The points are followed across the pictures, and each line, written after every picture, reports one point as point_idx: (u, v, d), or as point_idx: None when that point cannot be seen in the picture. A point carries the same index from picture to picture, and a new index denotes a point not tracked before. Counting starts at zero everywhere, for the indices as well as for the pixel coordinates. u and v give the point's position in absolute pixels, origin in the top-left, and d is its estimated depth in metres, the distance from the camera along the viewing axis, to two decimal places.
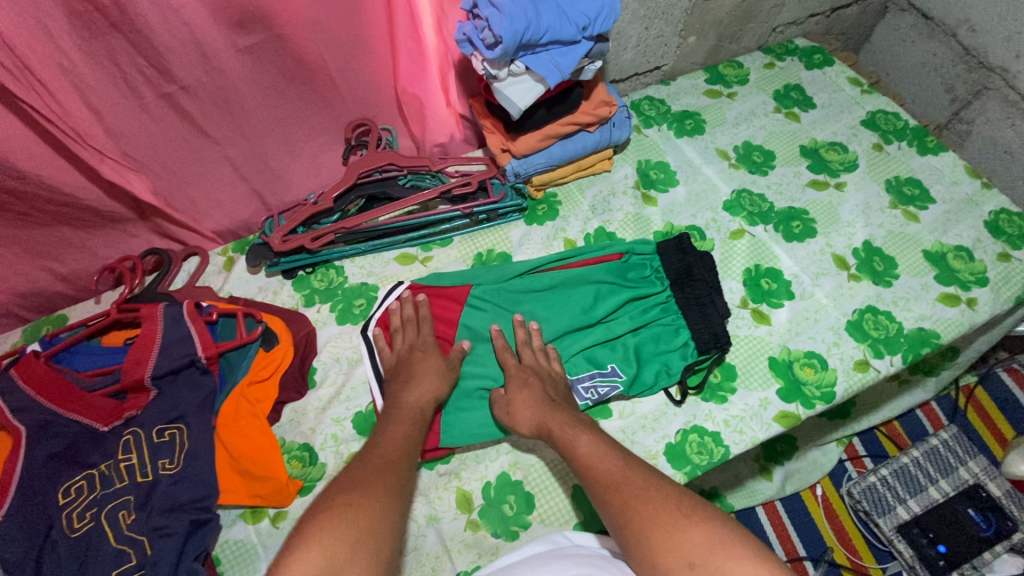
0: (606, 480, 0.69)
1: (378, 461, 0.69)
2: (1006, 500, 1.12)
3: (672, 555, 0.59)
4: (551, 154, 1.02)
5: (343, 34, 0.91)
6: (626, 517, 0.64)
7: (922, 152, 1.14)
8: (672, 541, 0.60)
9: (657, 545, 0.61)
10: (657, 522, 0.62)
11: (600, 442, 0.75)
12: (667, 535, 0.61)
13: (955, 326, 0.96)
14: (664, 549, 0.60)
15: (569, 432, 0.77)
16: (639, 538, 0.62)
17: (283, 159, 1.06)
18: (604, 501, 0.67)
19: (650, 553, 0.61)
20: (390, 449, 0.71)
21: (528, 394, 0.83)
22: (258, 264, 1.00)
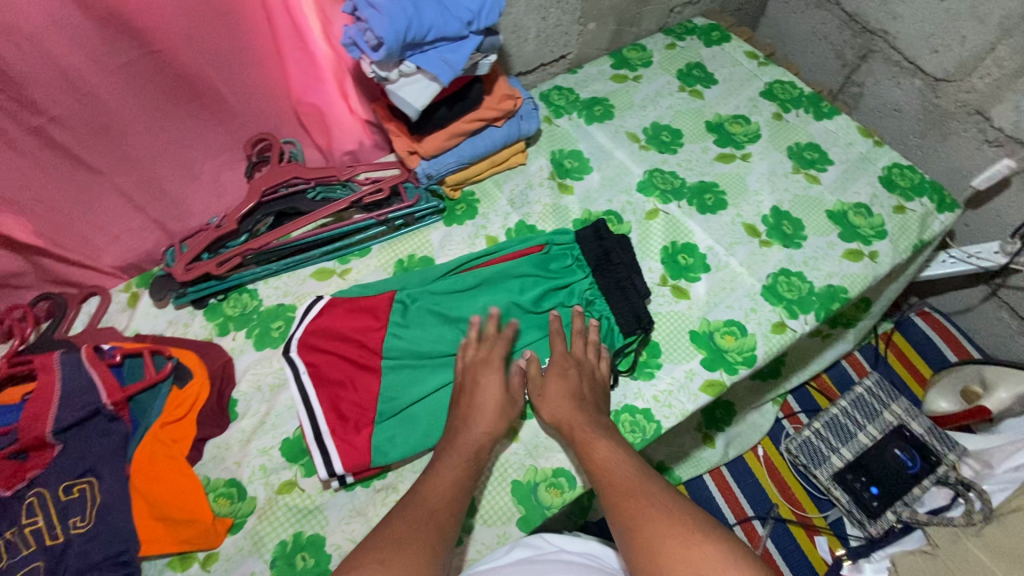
0: (620, 487, 0.72)
1: (419, 516, 0.69)
2: (930, 436, 1.18)
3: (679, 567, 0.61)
4: (461, 152, 1.01)
5: (224, 47, 0.87)
6: (636, 523, 0.67)
7: (818, 117, 1.19)
8: (683, 553, 0.62)
9: (665, 553, 0.63)
10: (670, 534, 0.64)
11: (617, 448, 0.78)
12: (679, 546, 0.63)
13: (861, 279, 1.00)
14: (673, 558, 0.62)
15: (590, 435, 0.80)
16: (649, 548, 0.64)
17: (181, 183, 1.00)
18: (615, 505, 0.70)
19: (660, 564, 0.63)
20: (436, 497, 0.72)
21: (559, 384, 0.85)
22: (164, 297, 0.95)
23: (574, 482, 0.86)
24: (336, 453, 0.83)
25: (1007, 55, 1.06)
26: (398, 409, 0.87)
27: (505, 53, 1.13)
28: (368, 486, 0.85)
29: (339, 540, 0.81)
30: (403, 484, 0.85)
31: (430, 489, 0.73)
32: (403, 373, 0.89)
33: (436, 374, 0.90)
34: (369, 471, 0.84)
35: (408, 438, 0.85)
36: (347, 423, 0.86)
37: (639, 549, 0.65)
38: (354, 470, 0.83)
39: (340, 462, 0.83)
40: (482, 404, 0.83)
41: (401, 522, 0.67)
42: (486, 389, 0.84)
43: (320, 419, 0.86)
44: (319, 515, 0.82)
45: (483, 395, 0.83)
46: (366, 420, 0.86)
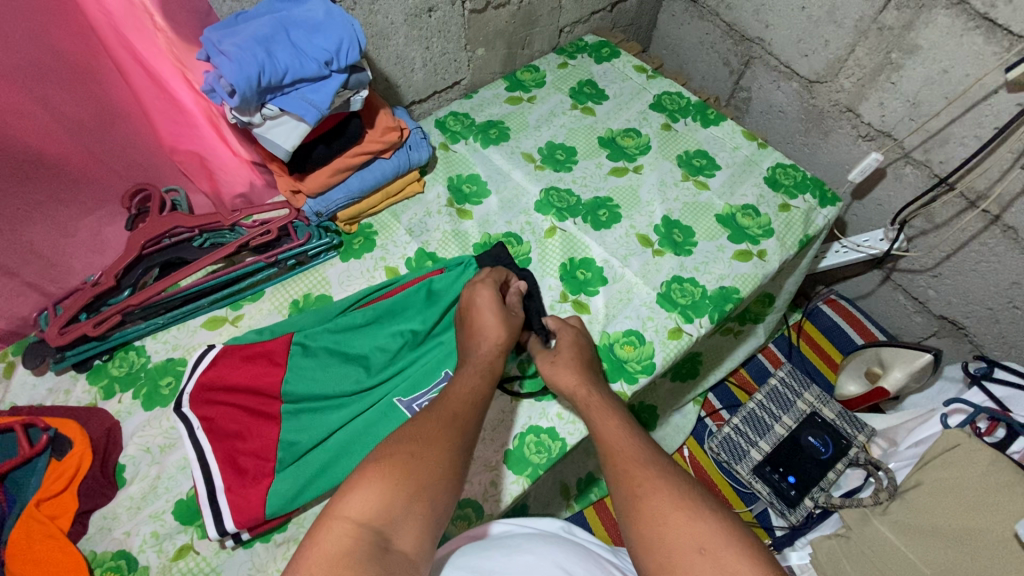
0: (628, 457, 0.69)
1: (445, 416, 0.69)
2: (841, 420, 1.23)
3: (682, 543, 0.59)
4: (350, 188, 1.01)
5: (83, 106, 0.85)
6: (642, 493, 0.64)
7: (705, 125, 1.24)
8: (687, 527, 0.60)
9: (669, 526, 0.60)
10: (677, 509, 0.61)
11: (626, 420, 0.76)
12: (686, 520, 0.60)
13: (751, 278, 1.04)
14: (678, 530, 0.60)
15: (600, 403, 0.79)
16: (654, 518, 0.61)
17: (56, 244, 0.95)
18: (621, 474, 0.68)
19: (662, 533, 0.60)
20: (455, 403, 0.71)
21: (572, 354, 0.86)
22: (41, 362, 0.90)
23: (481, 511, 0.86)
24: (228, 509, 0.79)
25: (865, 55, 1.12)
26: (296, 455, 0.84)
27: (393, 84, 1.13)
28: (268, 541, 0.83)
29: None
30: (305, 535, 0.83)
31: (452, 394, 0.73)
32: (299, 420, 0.86)
33: (331, 417, 0.87)
34: (268, 526, 0.82)
35: (302, 486, 0.82)
36: (245, 475, 0.82)
37: (640, 517, 0.62)
38: (248, 527, 0.80)
39: (233, 519, 0.79)
40: (485, 325, 0.83)
41: (432, 419, 0.68)
42: (487, 307, 0.84)
43: (215, 475, 0.82)
44: None
45: (482, 315, 0.84)
46: (265, 470, 0.83)
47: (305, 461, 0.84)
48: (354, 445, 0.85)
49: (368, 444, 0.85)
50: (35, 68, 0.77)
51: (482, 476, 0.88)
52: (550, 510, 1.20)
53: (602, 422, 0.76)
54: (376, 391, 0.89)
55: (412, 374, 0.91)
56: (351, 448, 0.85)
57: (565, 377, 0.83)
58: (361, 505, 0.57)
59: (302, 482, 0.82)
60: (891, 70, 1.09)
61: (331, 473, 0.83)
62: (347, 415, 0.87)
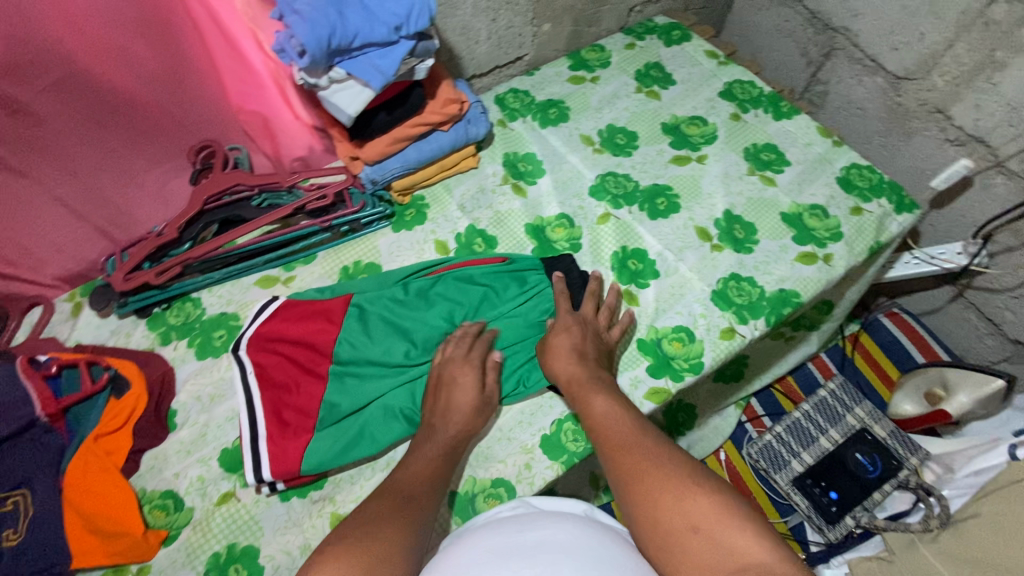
0: (618, 443, 0.70)
1: (403, 498, 0.68)
2: (892, 440, 1.17)
3: (676, 522, 0.60)
4: (407, 158, 1.00)
5: (158, 58, 0.87)
6: (632, 477, 0.65)
7: (777, 117, 1.17)
8: (679, 508, 0.61)
9: (660, 509, 0.61)
10: (665, 489, 0.63)
11: (613, 406, 0.76)
12: (675, 500, 0.61)
13: (814, 283, 0.99)
14: (668, 512, 0.61)
15: (591, 395, 0.79)
16: (645, 502, 0.63)
17: (125, 192, 0.99)
18: (612, 460, 0.69)
19: (656, 518, 0.61)
20: (407, 482, 0.71)
21: (561, 341, 0.85)
22: (107, 306, 0.95)
23: (513, 493, 0.85)
24: (266, 459, 0.82)
25: (964, 52, 1.03)
26: (337, 415, 0.85)
27: (456, 56, 1.11)
28: (304, 497, 0.84)
29: (274, 552, 0.80)
30: (340, 495, 0.84)
31: (409, 474, 0.73)
32: (342, 382, 0.88)
33: (371, 385, 0.87)
34: (302, 480, 0.84)
35: (335, 447, 0.83)
36: (287, 428, 0.85)
37: (635, 502, 0.64)
38: (284, 478, 0.82)
39: (270, 469, 0.82)
40: (454, 408, 0.81)
41: (386, 502, 0.67)
42: (463, 387, 0.82)
43: (259, 423, 0.85)
44: (254, 527, 0.82)
45: (456, 393, 0.82)
46: (306, 426, 0.85)
47: (344, 423, 0.86)
48: (387, 416, 0.86)
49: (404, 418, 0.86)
50: (115, 16, 0.79)
51: (516, 457, 0.87)
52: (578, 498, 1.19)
53: (592, 416, 0.76)
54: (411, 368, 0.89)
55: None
56: (385, 418, 0.86)
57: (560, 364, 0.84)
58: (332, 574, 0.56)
59: (342, 443, 0.84)
60: (992, 70, 1.00)
61: (366, 436, 0.85)
62: (385, 385, 0.87)
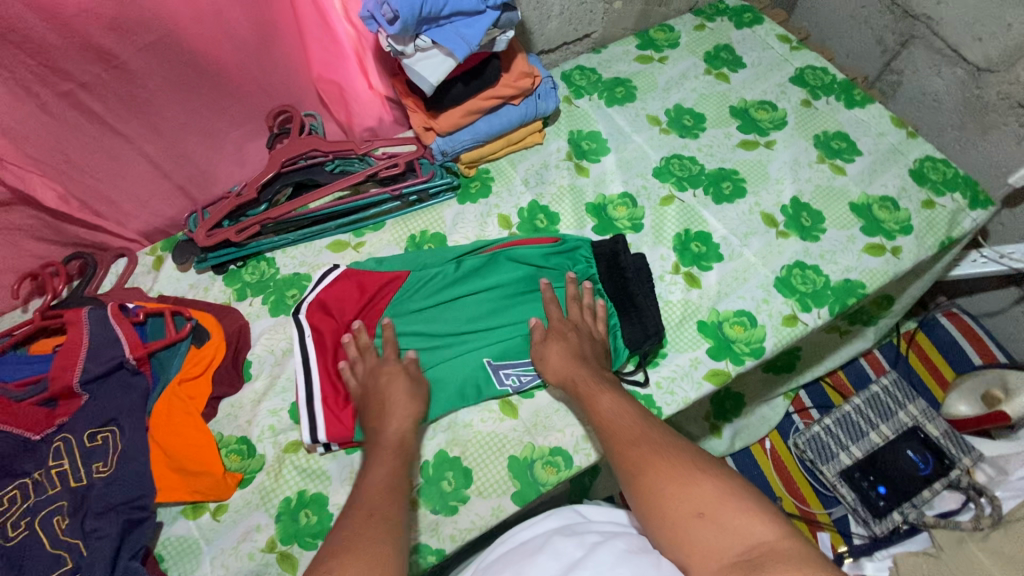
0: (624, 435, 0.72)
1: (374, 500, 0.67)
2: (946, 439, 1.15)
3: (681, 507, 0.62)
4: (477, 130, 1.02)
5: (250, 22, 0.89)
6: (636, 467, 0.67)
7: (850, 105, 1.15)
8: (683, 494, 0.63)
9: (667, 496, 0.64)
10: (668, 478, 0.65)
11: (617, 400, 0.78)
12: (678, 486, 0.64)
13: (880, 275, 0.97)
14: (673, 498, 0.63)
15: (596, 394, 0.80)
16: (651, 491, 0.65)
17: (206, 153, 1.03)
18: (617, 452, 0.70)
19: (662, 505, 0.63)
20: (376, 490, 0.68)
21: (559, 346, 0.86)
22: (186, 261, 0.99)
23: (571, 461, 0.87)
24: (322, 422, 0.85)
25: None
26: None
27: (528, 30, 1.12)
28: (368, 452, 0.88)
29: (341, 501, 0.84)
30: None
31: (373, 481, 0.70)
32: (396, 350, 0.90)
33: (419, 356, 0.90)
34: (352, 441, 0.87)
35: None
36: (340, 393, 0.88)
37: (639, 490, 0.66)
38: (338, 441, 0.86)
39: (324, 430, 0.85)
40: (388, 412, 0.80)
41: (362, 506, 0.65)
42: (394, 394, 0.81)
43: (314, 384, 0.88)
44: (322, 476, 0.86)
45: (393, 394, 0.81)
46: None
47: None
48: (439, 383, 0.89)
49: (459, 386, 0.89)
50: None
51: (574, 428, 0.89)
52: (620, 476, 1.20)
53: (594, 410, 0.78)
54: (461, 340, 0.91)
55: (502, 338, 0.91)
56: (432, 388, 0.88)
57: (558, 369, 0.85)
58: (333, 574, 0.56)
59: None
60: None
61: None
62: (437, 356, 0.90)
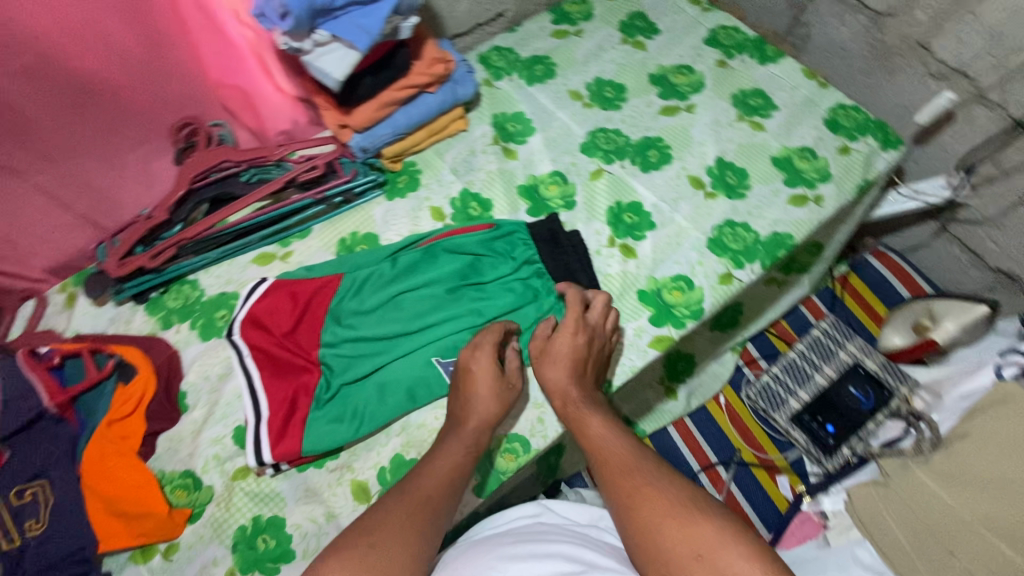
0: (616, 467, 0.70)
1: (417, 496, 0.68)
2: (884, 372, 1.21)
3: (679, 550, 0.60)
4: (395, 123, 0.98)
5: (132, 32, 0.83)
6: (633, 502, 0.65)
7: (763, 62, 1.17)
8: (681, 534, 0.61)
9: (663, 534, 0.61)
10: (667, 517, 0.62)
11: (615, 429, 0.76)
12: (677, 527, 0.61)
13: (806, 224, 1.00)
14: (671, 539, 0.61)
15: (592, 421, 0.77)
16: (647, 528, 0.62)
17: (108, 177, 0.96)
18: (612, 486, 0.69)
19: (659, 544, 0.61)
20: (429, 484, 0.70)
21: (563, 352, 0.82)
22: (102, 294, 0.93)
23: (528, 446, 0.87)
24: (267, 442, 0.82)
25: None
26: (334, 391, 0.86)
27: (436, 15, 1.09)
28: (321, 467, 0.86)
29: (299, 520, 0.82)
30: (358, 462, 0.85)
31: (428, 473, 0.71)
32: (337, 359, 0.88)
33: (363, 362, 0.87)
34: (304, 459, 0.84)
35: (336, 422, 0.84)
36: (286, 408, 0.84)
37: (634, 528, 0.64)
38: (287, 459, 0.83)
39: (271, 451, 0.82)
40: (476, 402, 0.78)
41: (402, 501, 0.66)
42: (483, 377, 0.79)
43: (262, 405, 0.85)
44: (276, 498, 0.83)
45: (478, 387, 0.79)
46: (303, 405, 0.85)
47: (340, 400, 0.86)
48: (387, 386, 0.87)
49: (406, 387, 0.87)
50: None
51: (528, 413, 0.89)
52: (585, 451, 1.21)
53: (589, 440, 0.75)
54: (404, 339, 0.89)
55: (447, 333, 0.89)
56: (380, 392, 0.86)
57: (555, 377, 0.81)
58: (336, 572, 0.58)
59: (339, 420, 0.85)
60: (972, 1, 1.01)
61: (363, 413, 0.85)
62: (380, 359, 0.87)
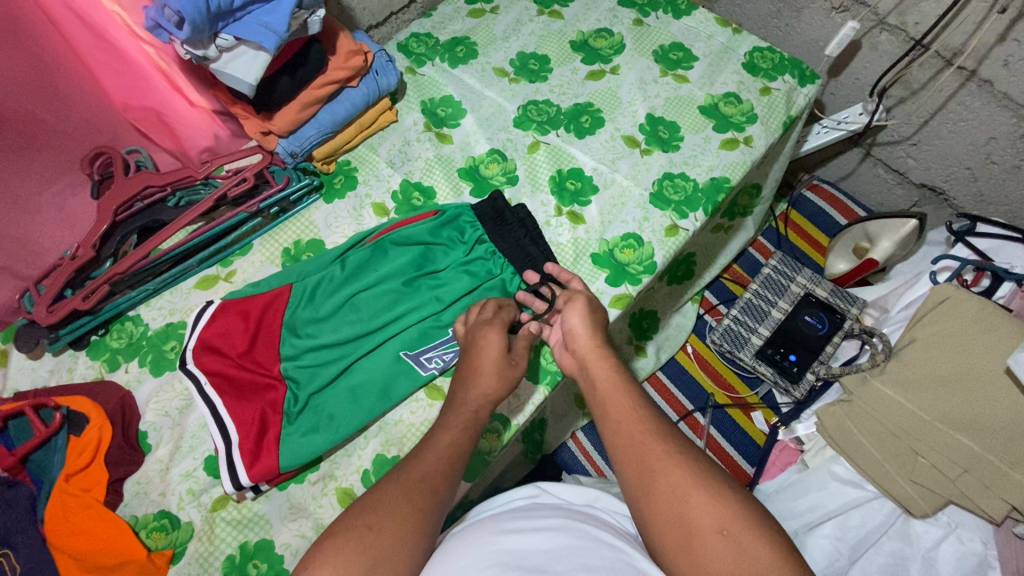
0: (632, 440, 0.67)
1: (414, 477, 0.65)
2: (833, 297, 1.26)
3: (705, 523, 0.59)
4: (321, 123, 0.96)
5: (15, 61, 0.77)
6: (656, 469, 0.64)
7: (678, 16, 1.19)
8: (712, 508, 0.60)
9: (691, 513, 0.60)
10: (695, 487, 0.61)
11: (637, 408, 0.71)
12: (707, 497, 0.61)
13: (740, 166, 1.03)
14: (695, 513, 0.60)
15: (611, 395, 0.73)
16: (672, 497, 0.62)
17: (21, 222, 0.90)
18: (628, 457, 0.66)
19: (684, 512, 0.60)
20: (429, 462, 0.67)
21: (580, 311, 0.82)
22: (34, 346, 0.86)
23: (509, 423, 0.87)
24: (242, 465, 0.79)
25: None
26: (303, 403, 0.84)
27: (347, 8, 1.06)
28: (303, 481, 0.84)
29: (288, 539, 0.80)
30: (340, 470, 0.84)
31: (429, 450, 0.69)
32: (301, 370, 0.86)
33: (328, 368, 0.86)
34: (284, 476, 0.82)
35: (310, 434, 0.82)
36: (257, 428, 0.81)
37: (663, 502, 0.62)
38: (265, 479, 0.80)
39: (247, 473, 0.79)
40: (483, 371, 0.76)
41: (403, 480, 0.64)
42: (491, 352, 0.78)
43: (231, 431, 0.81)
44: (261, 521, 0.81)
45: (483, 363, 0.77)
46: (274, 422, 0.83)
47: (312, 410, 0.84)
48: (358, 388, 0.85)
49: (376, 386, 0.85)
50: None
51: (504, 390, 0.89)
52: (567, 422, 1.22)
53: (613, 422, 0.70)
54: (366, 339, 0.88)
55: (409, 324, 0.88)
56: (351, 396, 0.85)
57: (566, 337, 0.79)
58: (332, 554, 0.57)
59: (314, 430, 0.82)
60: None
61: (336, 419, 0.83)
62: (345, 363, 0.86)
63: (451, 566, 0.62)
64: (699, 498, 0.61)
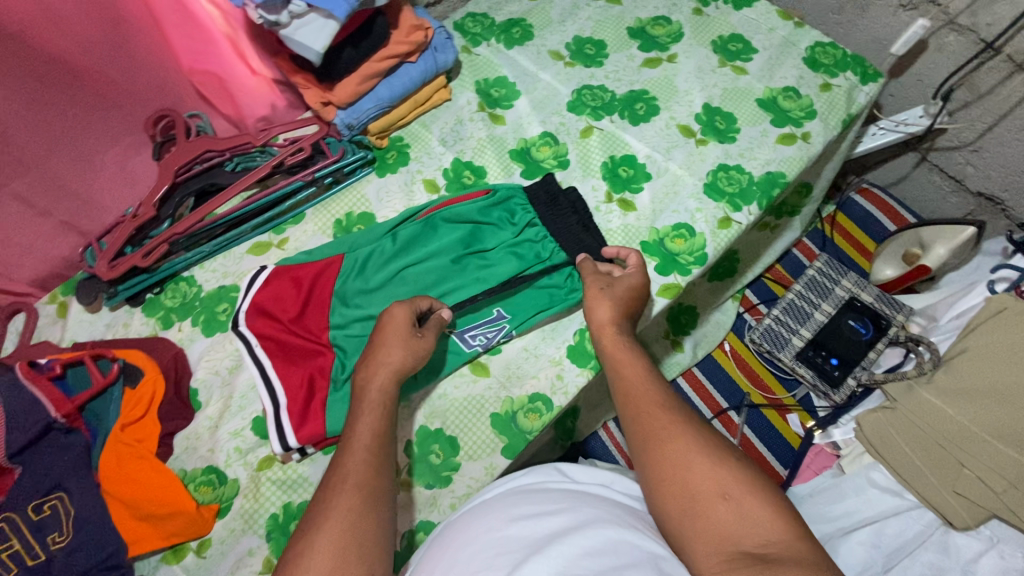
0: (670, 423, 0.67)
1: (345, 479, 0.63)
2: (880, 303, 1.24)
3: (707, 489, 0.61)
4: (378, 96, 0.97)
5: (92, 18, 0.79)
6: (669, 439, 0.66)
7: (738, 6, 1.17)
8: (713, 472, 0.62)
9: (714, 491, 0.61)
10: (700, 454, 0.64)
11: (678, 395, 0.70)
12: (711, 466, 0.63)
13: (796, 162, 1.01)
14: (699, 481, 0.62)
15: (651, 379, 0.73)
16: (678, 473, 0.63)
17: (86, 178, 0.92)
18: (637, 431, 0.69)
19: (686, 477, 0.62)
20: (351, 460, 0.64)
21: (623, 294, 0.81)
22: (94, 299, 0.89)
23: (551, 404, 0.87)
24: (291, 427, 0.81)
25: None
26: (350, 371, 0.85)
27: None
28: None
29: None
30: None
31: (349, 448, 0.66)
32: (349, 340, 0.86)
33: None
34: (329, 441, 0.83)
35: None
36: (304, 393, 0.83)
37: (667, 471, 0.64)
38: (312, 442, 0.81)
39: (295, 435, 0.80)
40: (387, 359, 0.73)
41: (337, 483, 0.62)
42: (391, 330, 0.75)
43: (279, 392, 0.83)
44: (304, 484, 0.82)
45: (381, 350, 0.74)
46: (320, 388, 0.84)
47: None
48: None
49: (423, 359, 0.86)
50: None
51: (547, 371, 0.90)
52: (599, 411, 1.22)
53: (648, 409, 0.69)
54: None
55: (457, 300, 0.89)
56: None
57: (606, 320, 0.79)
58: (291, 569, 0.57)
59: None
60: None
61: None
62: None
63: (452, 557, 0.61)
64: (741, 490, 0.61)
